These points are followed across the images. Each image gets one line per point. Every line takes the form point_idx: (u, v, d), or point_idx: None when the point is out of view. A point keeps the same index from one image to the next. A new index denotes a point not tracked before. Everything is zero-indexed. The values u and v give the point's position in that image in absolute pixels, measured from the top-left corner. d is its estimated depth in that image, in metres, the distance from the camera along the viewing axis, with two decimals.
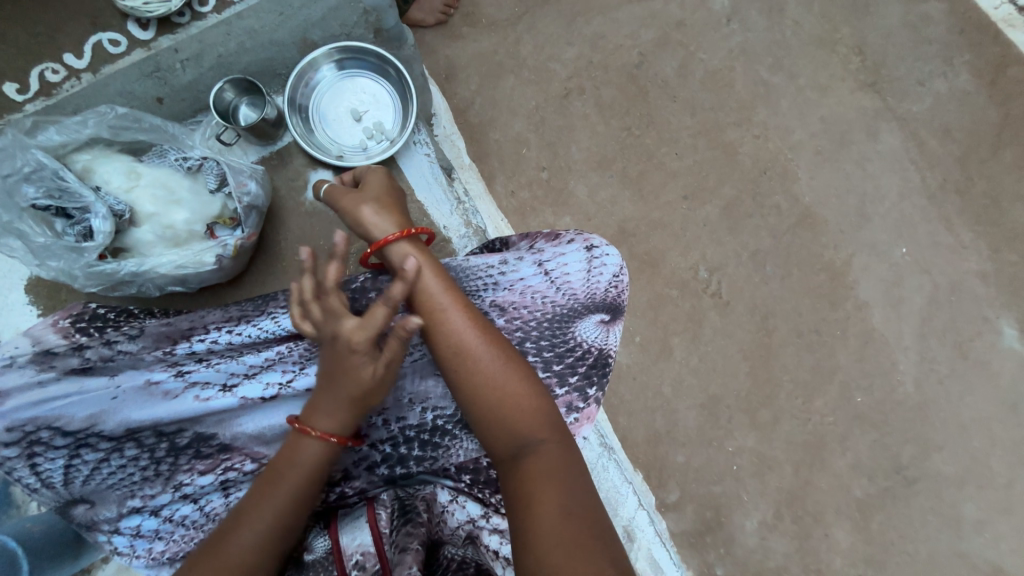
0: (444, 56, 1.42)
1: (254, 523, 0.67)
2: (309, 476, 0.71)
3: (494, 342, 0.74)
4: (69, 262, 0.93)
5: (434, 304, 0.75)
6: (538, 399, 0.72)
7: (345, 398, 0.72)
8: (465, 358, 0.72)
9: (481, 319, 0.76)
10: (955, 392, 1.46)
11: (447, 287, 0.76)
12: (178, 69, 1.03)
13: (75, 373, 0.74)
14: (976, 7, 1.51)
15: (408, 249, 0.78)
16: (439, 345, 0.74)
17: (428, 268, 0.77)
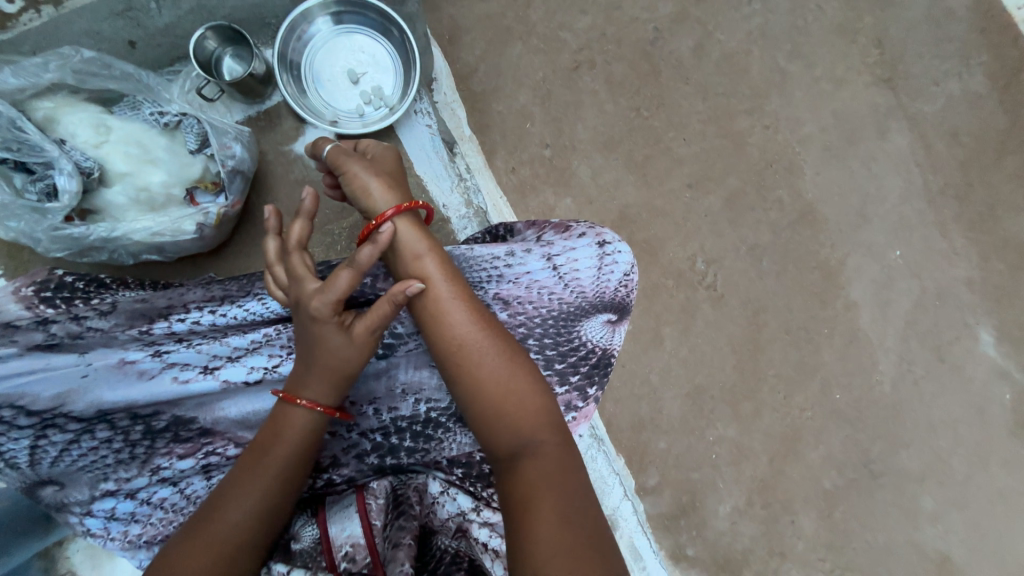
0: (448, 16, 1.32)
1: (240, 501, 0.65)
2: (300, 447, 0.69)
3: (497, 338, 0.71)
4: (32, 224, 0.85)
5: (436, 295, 0.72)
6: (540, 398, 0.69)
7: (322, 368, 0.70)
8: (466, 353, 0.70)
9: (485, 313, 0.73)
10: (928, 393, 1.50)
11: (450, 279, 0.73)
12: (152, 10, 0.91)
13: (40, 350, 0.68)
14: (1001, 6, 1.45)
15: (412, 234, 0.74)
16: (439, 339, 0.71)
17: (431, 256, 0.73)
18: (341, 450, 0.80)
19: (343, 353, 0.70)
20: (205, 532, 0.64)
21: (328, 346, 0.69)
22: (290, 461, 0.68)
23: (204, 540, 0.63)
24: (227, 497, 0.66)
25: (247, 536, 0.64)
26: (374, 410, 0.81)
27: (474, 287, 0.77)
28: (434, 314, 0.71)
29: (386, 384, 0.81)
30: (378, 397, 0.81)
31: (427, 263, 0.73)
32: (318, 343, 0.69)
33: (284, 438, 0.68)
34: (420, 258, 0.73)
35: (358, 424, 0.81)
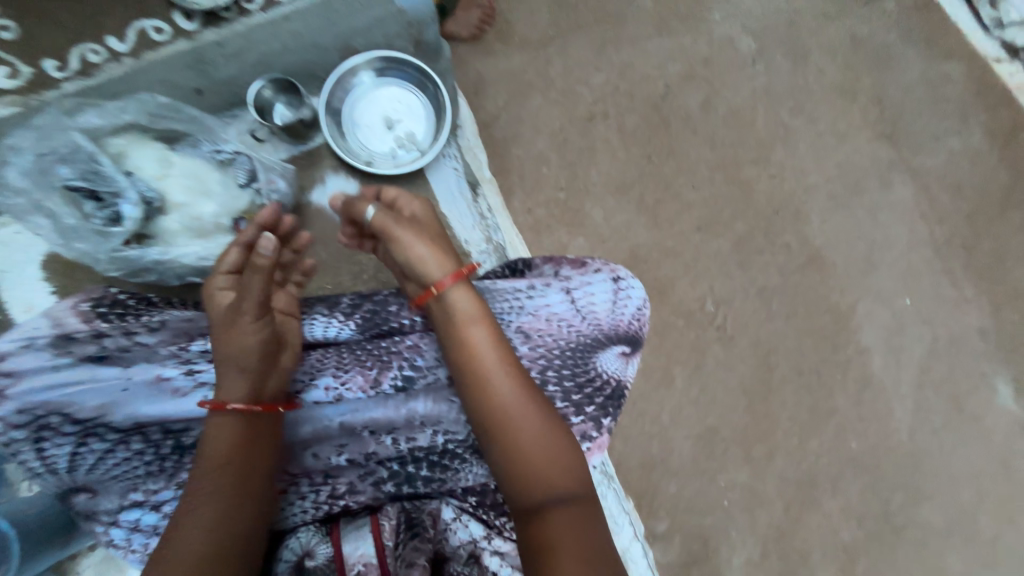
0: (475, 70, 1.44)
1: (194, 518, 0.66)
2: (231, 459, 0.70)
3: (536, 402, 0.74)
4: (95, 245, 0.95)
5: (481, 359, 0.75)
6: (568, 456, 0.73)
7: (229, 364, 0.73)
8: (507, 419, 0.72)
9: (524, 377, 0.76)
10: (947, 443, 1.48)
11: (494, 344, 0.76)
12: (218, 63, 1.05)
13: (92, 361, 0.73)
14: (993, 71, 1.55)
15: (460, 298, 0.77)
16: (480, 403, 0.74)
17: (477, 321, 0.77)
18: (358, 477, 0.81)
19: (251, 350, 0.73)
20: (162, 557, 0.62)
21: (238, 341, 0.73)
22: (236, 475, 0.69)
23: (164, 567, 0.62)
24: (186, 516, 0.66)
25: (202, 558, 0.63)
26: (392, 440, 0.81)
27: (496, 318, 0.81)
28: (478, 378, 0.74)
29: (404, 415, 0.81)
30: (396, 427, 0.81)
31: (474, 327, 0.76)
32: (222, 338, 0.74)
33: (230, 451, 0.70)
34: (466, 322, 0.76)
35: (376, 453, 0.81)
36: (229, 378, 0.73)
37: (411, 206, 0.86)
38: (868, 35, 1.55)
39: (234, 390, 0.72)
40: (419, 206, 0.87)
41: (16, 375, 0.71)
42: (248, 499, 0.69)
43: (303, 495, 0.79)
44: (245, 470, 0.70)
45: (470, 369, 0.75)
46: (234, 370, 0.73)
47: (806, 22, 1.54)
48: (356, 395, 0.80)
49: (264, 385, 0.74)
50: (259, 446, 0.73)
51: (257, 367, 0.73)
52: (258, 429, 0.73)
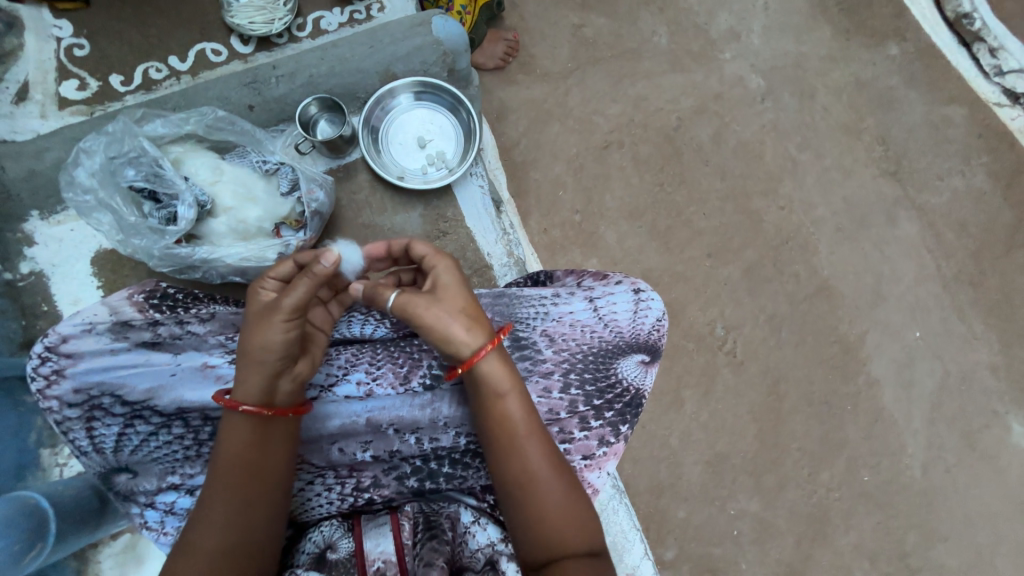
0: (498, 98, 1.53)
1: (213, 519, 0.67)
2: (247, 462, 0.69)
3: (566, 479, 0.73)
4: (150, 242, 1.03)
5: (515, 432, 0.73)
6: (587, 531, 0.72)
7: (250, 360, 0.69)
8: (535, 494, 0.71)
9: (555, 452, 0.75)
10: (961, 482, 1.47)
11: (528, 417, 0.74)
12: (272, 83, 1.16)
13: (146, 347, 0.79)
14: (994, 115, 1.63)
15: (498, 370, 0.74)
16: (510, 477, 0.72)
17: (512, 393, 0.74)
18: (381, 471, 0.83)
19: (272, 351, 0.68)
20: (186, 552, 0.66)
21: (265, 341, 0.68)
22: (244, 479, 0.69)
23: (187, 561, 0.65)
24: (202, 513, 0.68)
25: (220, 556, 0.65)
26: (415, 439, 0.84)
27: (523, 322, 0.86)
28: (509, 449, 0.73)
29: (429, 415, 0.84)
30: (420, 427, 0.84)
31: (509, 400, 0.73)
32: (251, 333, 0.69)
33: (238, 457, 0.69)
34: (501, 394, 0.74)
35: (400, 450, 0.84)
36: (242, 378, 0.69)
37: (439, 269, 0.75)
38: (872, 79, 1.63)
39: (247, 387, 0.69)
40: (449, 269, 0.75)
41: (74, 357, 0.77)
42: (258, 501, 0.69)
43: (329, 486, 0.81)
44: (264, 475, 0.70)
45: (503, 441, 0.73)
46: (254, 370, 0.69)
47: (812, 65, 1.64)
48: (386, 392, 0.84)
49: (275, 389, 0.70)
50: (273, 443, 0.71)
51: (272, 368, 0.69)
52: (267, 434, 0.71)
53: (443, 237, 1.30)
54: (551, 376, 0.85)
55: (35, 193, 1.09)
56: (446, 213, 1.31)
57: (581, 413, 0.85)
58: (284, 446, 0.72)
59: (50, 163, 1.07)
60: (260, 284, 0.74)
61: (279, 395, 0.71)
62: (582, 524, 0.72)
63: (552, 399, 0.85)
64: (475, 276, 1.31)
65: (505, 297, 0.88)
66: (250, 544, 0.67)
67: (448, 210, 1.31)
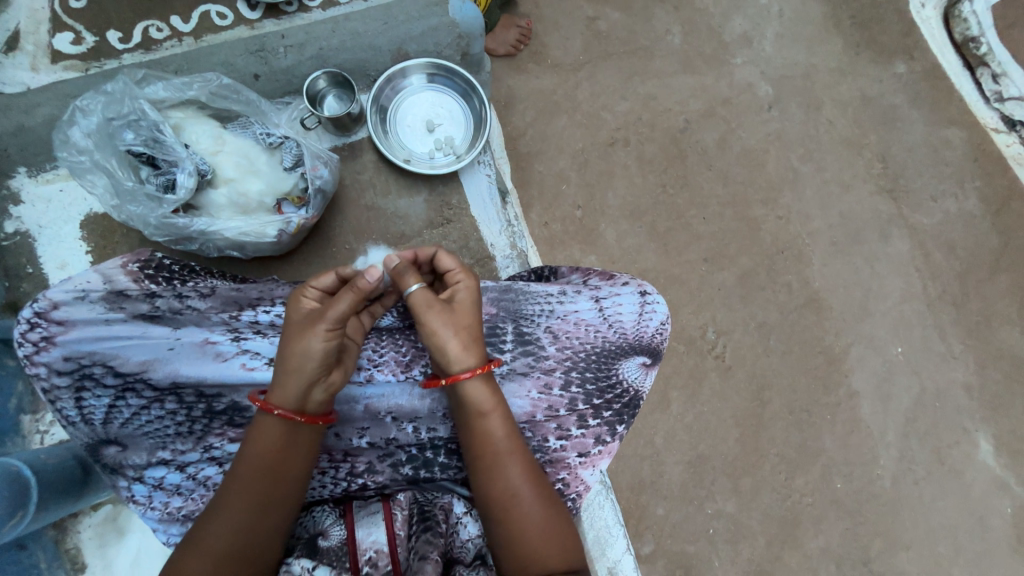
0: (507, 86, 1.51)
1: (222, 519, 0.67)
2: (264, 467, 0.69)
3: (546, 498, 0.75)
4: (146, 210, 0.99)
5: (495, 451, 0.74)
6: (568, 547, 0.73)
7: (288, 366, 0.69)
8: (514, 512, 0.73)
9: (536, 470, 0.76)
10: (928, 494, 1.53)
11: (510, 437, 0.75)
12: (279, 53, 1.12)
13: (142, 318, 0.76)
14: (991, 141, 1.65)
15: (482, 391, 0.74)
16: (490, 494, 0.74)
17: (494, 412, 0.75)
18: (376, 458, 0.83)
19: (312, 359, 0.68)
20: (196, 547, 0.66)
21: (305, 348, 0.68)
22: (261, 484, 0.69)
23: (197, 556, 0.66)
24: (217, 511, 0.68)
25: (230, 555, 0.66)
26: (413, 427, 0.83)
27: (529, 317, 0.86)
28: (489, 468, 0.74)
29: (428, 405, 0.83)
30: (419, 416, 0.83)
31: (491, 420, 0.74)
32: (290, 340, 0.69)
33: (258, 460, 0.69)
34: (484, 414, 0.74)
35: (396, 438, 0.83)
36: (280, 383, 0.69)
37: (458, 288, 0.76)
38: (877, 95, 1.65)
39: (284, 392, 0.70)
40: (467, 290, 0.77)
41: (65, 325, 0.75)
42: (271, 506, 0.69)
43: (322, 470, 0.81)
44: (282, 478, 0.70)
45: (484, 460, 0.74)
46: (292, 378, 0.69)
47: (820, 77, 1.64)
48: (387, 378, 0.83)
49: (309, 397, 0.70)
50: (294, 450, 0.71)
51: (309, 376, 0.69)
52: (291, 442, 0.71)
53: (447, 224, 1.28)
54: (552, 373, 0.85)
55: (24, 150, 1.05)
56: (451, 200, 1.29)
57: (579, 412, 0.86)
58: (303, 454, 0.72)
59: (42, 120, 1.03)
60: (302, 291, 0.75)
61: (311, 403, 0.71)
62: (561, 541, 0.73)
63: (552, 395, 0.85)
64: (475, 266, 1.30)
65: (512, 292, 0.88)
66: (259, 548, 0.67)
67: (453, 197, 1.29)
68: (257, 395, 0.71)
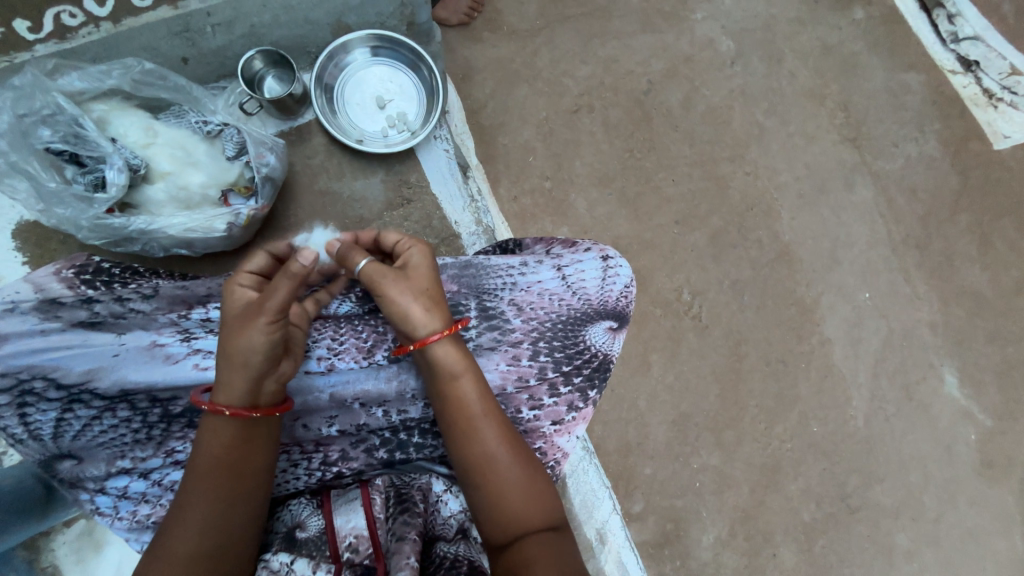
0: (462, 57, 1.45)
1: (185, 524, 0.66)
2: (225, 465, 0.68)
3: (524, 458, 0.75)
4: (77, 211, 0.94)
5: (471, 415, 0.74)
6: (546, 505, 0.73)
7: (232, 362, 0.68)
8: (491, 475, 0.72)
9: (512, 432, 0.76)
10: (898, 430, 1.60)
11: (484, 401, 0.75)
12: (207, 33, 1.03)
13: (82, 326, 0.72)
14: (949, 83, 1.67)
15: (453, 356, 0.74)
16: (468, 460, 0.73)
17: (466, 377, 0.74)
18: (349, 445, 0.81)
19: (255, 353, 0.67)
20: (161, 554, 0.65)
21: (248, 343, 0.67)
22: (223, 482, 0.67)
23: (164, 562, 0.64)
24: (180, 515, 0.66)
25: (197, 558, 0.64)
26: (383, 411, 0.82)
27: (491, 291, 0.84)
28: (466, 433, 0.74)
29: (396, 387, 0.82)
30: (387, 399, 0.82)
31: (463, 384, 0.74)
32: (230, 335, 0.68)
33: (217, 459, 0.68)
34: (456, 379, 0.74)
35: (367, 424, 0.82)
36: (225, 382, 0.68)
37: (409, 254, 0.76)
38: (837, 43, 1.64)
39: (232, 390, 0.68)
40: (420, 254, 0.76)
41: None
42: (237, 503, 0.67)
43: (294, 462, 0.79)
44: (244, 475, 0.68)
45: (459, 426, 0.74)
46: (239, 374, 0.68)
47: (781, 28, 1.62)
48: (349, 366, 0.81)
49: (260, 389, 0.69)
50: (257, 447, 0.70)
51: (256, 370, 0.68)
52: (249, 439, 0.69)
53: (407, 204, 1.25)
54: (520, 344, 0.84)
55: None
56: (410, 179, 1.26)
57: (550, 380, 0.85)
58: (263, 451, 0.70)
59: None
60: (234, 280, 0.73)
61: (264, 395, 0.70)
62: (540, 500, 0.73)
63: (521, 366, 0.84)
64: (443, 246, 1.28)
65: (472, 267, 0.86)
66: (227, 548, 0.66)
67: (412, 175, 1.26)
68: (201, 397, 0.69)
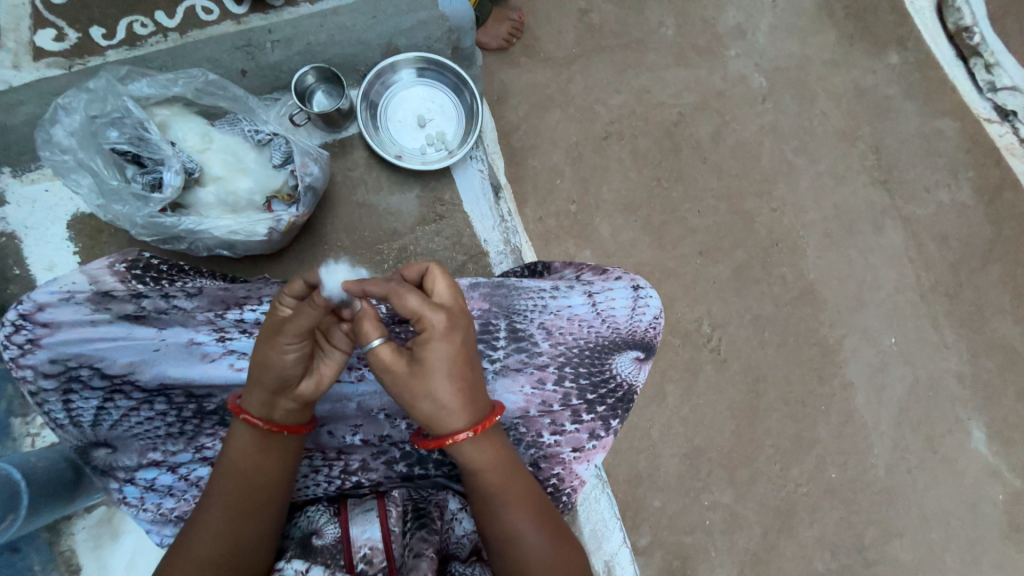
0: (500, 80, 1.49)
1: (206, 525, 0.68)
2: (247, 470, 0.70)
3: (551, 533, 0.71)
4: (133, 209, 0.99)
5: (493, 494, 0.71)
6: None
7: (252, 373, 0.69)
8: (516, 556, 0.69)
9: (540, 506, 0.73)
10: (921, 483, 1.54)
11: (509, 482, 0.72)
12: (267, 48, 1.12)
13: (128, 319, 0.75)
14: (984, 132, 1.65)
15: (478, 448, 0.69)
16: (491, 535, 0.71)
17: (489, 464, 0.70)
18: (370, 455, 0.82)
19: (271, 373, 0.67)
20: (181, 555, 0.66)
21: (271, 363, 0.67)
22: (243, 488, 0.69)
23: (181, 564, 0.65)
24: (201, 517, 0.68)
25: (214, 561, 0.65)
26: (406, 424, 0.83)
27: (521, 313, 0.86)
28: (488, 510, 0.72)
29: None
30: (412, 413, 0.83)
31: (486, 468, 0.71)
32: (258, 346, 0.69)
33: (237, 466, 0.70)
34: (478, 470, 0.71)
35: (389, 435, 0.83)
36: (247, 388, 0.70)
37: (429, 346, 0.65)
38: (871, 86, 1.64)
39: (251, 399, 0.69)
40: (440, 347, 0.65)
41: (51, 326, 0.74)
42: (253, 512, 0.69)
43: (316, 468, 0.81)
44: (263, 483, 0.70)
45: (483, 507, 0.72)
46: (255, 386, 0.69)
47: (815, 68, 1.64)
48: (378, 376, 0.82)
49: (274, 405, 0.70)
50: (276, 454, 0.71)
51: (270, 386, 0.68)
52: (267, 449, 0.71)
53: (439, 220, 1.29)
54: (546, 368, 0.85)
55: (8, 149, 1.06)
56: (443, 196, 1.30)
57: (573, 406, 0.86)
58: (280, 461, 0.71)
59: (24, 118, 1.03)
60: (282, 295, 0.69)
61: (279, 410, 0.70)
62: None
63: (546, 390, 0.85)
64: (469, 262, 1.30)
65: (503, 287, 0.87)
66: (244, 554, 0.67)
67: (445, 193, 1.30)
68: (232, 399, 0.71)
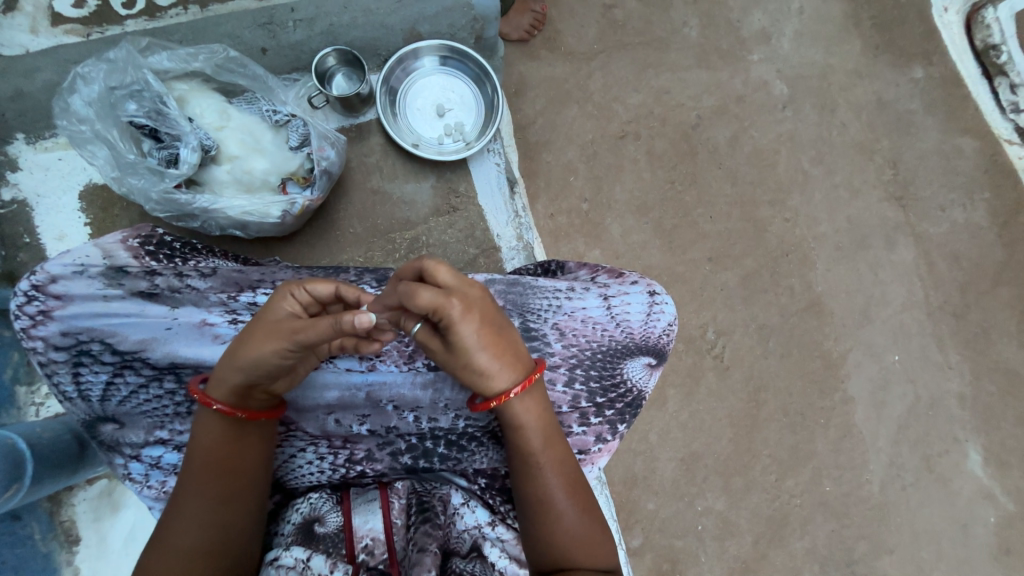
0: (518, 72, 1.47)
1: (192, 518, 0.67)
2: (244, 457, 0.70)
3: (582, 503, 0.74)
4: (148, 183, 0.98)
5: (534, 458, 0.74)
6: (604, 547, 0.73)
7: (235, 363, 0.67)
8: (550, 516, 0.72)
9: (575, 477, 0.75)
10: (914, 500, 1.54)
11: (549, 446, 0.74)
12: (288, 27, 1.10)
13: (141, 296, 0.75)
14: (1004, 152, 1.63)
15: (522, 407, 0.73)
16: (524, 497, 0.74)
17: (532, 424, 0.73)
18: (376, 445, 0.82)
19: (262, 368, 0.66)
20: (164, 547, 0.66)
21: (258, 361, 0.66)
22: (224, 479, 0.69)
23: (167, 556, 0.65)
24: (183, 509, 0.68)
25: (200, 552, 0.66)
26: (414, 417, 0.83)
27: (535, 311, 0.85)
28: (527, 471, 0.74)
29: (430, 396, 0.82)
30: (420, 406, 0.83)
31: (529, 434, 0.73)
32: (245, 341, 0.66)
33: (226, 456, 0.70)
34: (521, 428, 0.73)
35: (396, 427, 0.83)
36: (219, 377, 0.68)
37: (474, 330, 0.67)
38: (893, 100, 1.62)
39: (223, 390, 0.69)
40: (489, 324, 0.69)
41: (63, 299, 0.74)
42: (239, 501, 0.69)
43: (320, 456, 0.80)
44: (252, 477, 0.71)
45: (521, 467, 0.74)
46: (234, 375, 0.67)
47: (837, 78, 1.61)
48: (389, 367, 0.82)
49: (250, 396, 0.69)
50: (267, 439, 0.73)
51: (250, 382, 0.67)
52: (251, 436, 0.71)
53: (453, 212, 1.29)
54: (557, 369, 0.85)
55: (23, 116, 1.05)
56: (458, 188, 1.29)
57: (582, 409, 0.86)
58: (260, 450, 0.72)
59: (41, 85, 1.02)
60: (290, 288, 0.69)
61: (253, 401, 0.70)
62: (598, 543, 0.72)
63: (556, 391, 0.85)
64: (481, 256, 1.30)
65: (519, 285, 0.86)
66: (231, 544, 0.67)
67: (460, 184, 1.29)
68: (197, 386, 0.70)
